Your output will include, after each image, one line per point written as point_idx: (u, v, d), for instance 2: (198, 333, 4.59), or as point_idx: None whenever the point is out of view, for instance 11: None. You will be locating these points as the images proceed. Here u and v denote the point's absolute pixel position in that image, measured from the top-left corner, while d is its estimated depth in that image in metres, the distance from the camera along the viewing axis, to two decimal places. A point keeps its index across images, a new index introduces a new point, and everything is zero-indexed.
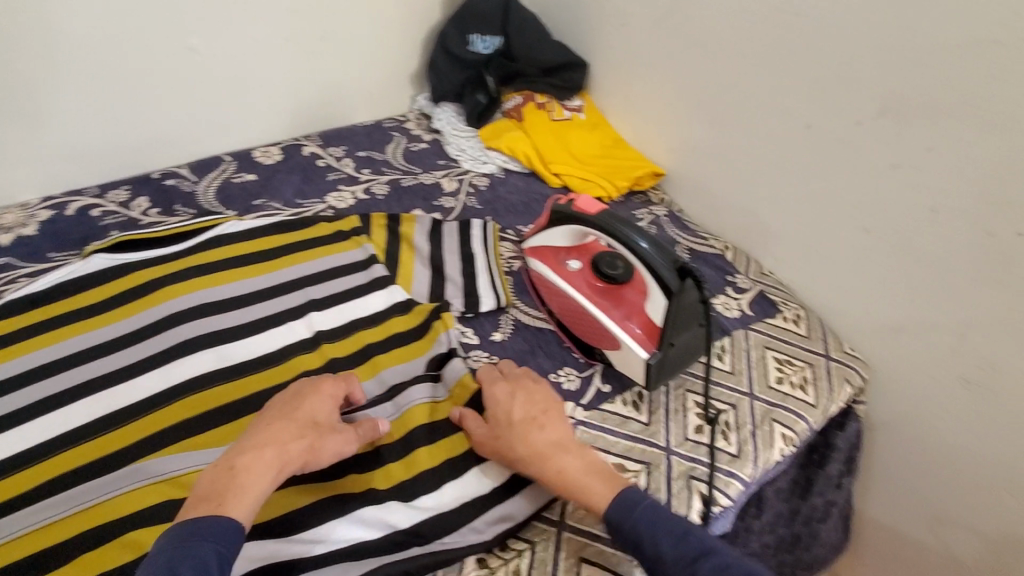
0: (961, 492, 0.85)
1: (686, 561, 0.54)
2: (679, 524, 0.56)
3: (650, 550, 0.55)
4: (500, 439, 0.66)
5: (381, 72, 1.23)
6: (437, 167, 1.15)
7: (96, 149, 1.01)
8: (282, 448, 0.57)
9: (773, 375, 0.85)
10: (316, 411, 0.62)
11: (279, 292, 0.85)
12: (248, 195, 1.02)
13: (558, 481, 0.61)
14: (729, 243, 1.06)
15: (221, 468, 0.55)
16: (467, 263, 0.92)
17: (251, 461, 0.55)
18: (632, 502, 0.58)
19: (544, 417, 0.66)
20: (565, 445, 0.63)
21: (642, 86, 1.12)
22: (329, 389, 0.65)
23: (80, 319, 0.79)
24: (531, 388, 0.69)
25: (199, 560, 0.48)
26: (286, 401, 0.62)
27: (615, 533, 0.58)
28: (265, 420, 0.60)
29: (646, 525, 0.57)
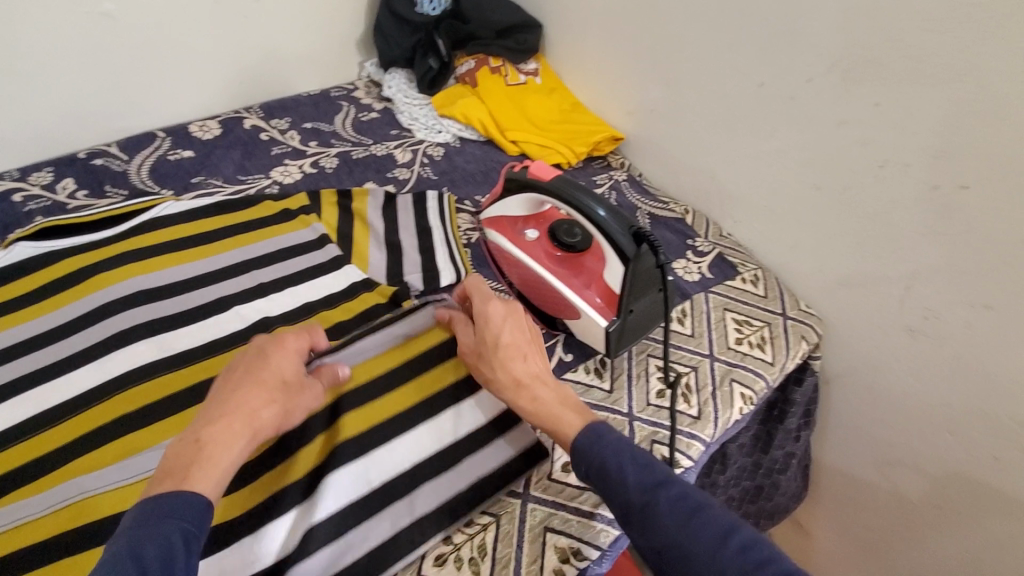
0: (908, 436, 0.88)
1: (648, 489, 0.51)
2: (642, 455, 0.54)
3: (614, 478, 0.53)
4: (481, 358, 0.64)
5: (325, 37, 1.16)
6: (389, 137, 1.10)
7: (10, 127, 0.92)
8: (251, 415, 0.52)
9: (732, 336, 0.86)
10: (286, 369, 0.57)
11: (224, 276, 0.80)
12: (185, 173, 0.96)
13: (528, 408, 0.60)
14: (689, 207, 1.06)
15: (187, 440, 0.50)
16: (423, 237, 0.89)
17: (219, 432, 0.50)
18: (602, 435, 0.56)
19: (529, 346, 0.63)
20: (544, 378, 0.62)
21: (597, 47, 1.09)
22: (295, 342, 0.59)
23: (7, 313, 0.73)
24: (522, 312, 0.65)
25: (166, 541, 0.43)
26: (249, 359, 0.56)
27: (578, 458, 0.56)
28: (229, 382, 0.54)
29: (614, 455, 0.54)
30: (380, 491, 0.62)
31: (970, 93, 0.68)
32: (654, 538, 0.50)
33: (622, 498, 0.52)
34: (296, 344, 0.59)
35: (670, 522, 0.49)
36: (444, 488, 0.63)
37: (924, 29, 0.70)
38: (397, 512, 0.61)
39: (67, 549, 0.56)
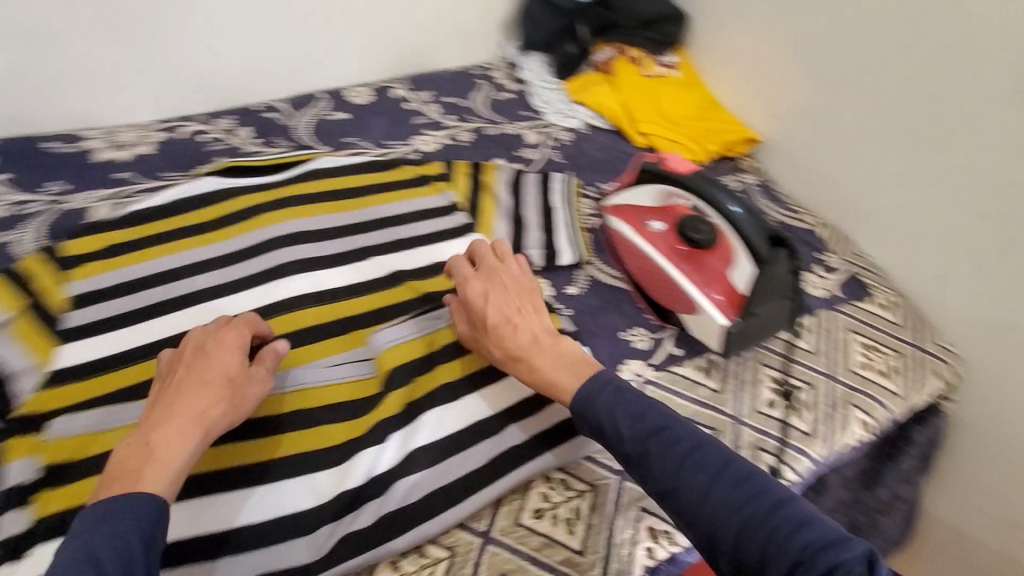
0: None
1: (642, 437, 0.54)
2: (638, 402, 0.56)
3: (608, 431, 0.55)
4: (480, 342, 0.67)
5: (475, 17, 1.22)
6: (520, 118, 1.14)
7: (206, 74, 1.05)
8: (199, 413, 0.54)
9: (856, 359, 0.82)
10: (228, 367, 0.58)
11: (367, 229, 0.87)
12: (340, 132, 1.06)
13: (531, 379, 0.62)
14: (823, 220, 1.01)
15: (135, 443, 0.51)
16: (547, 216, 0.93)
17: (168, 433, 0.52)
18: (591, 396, 0.57)
19: (515, 315, 0.64)
20: (536, 342, 0.62)
21: (747, 45, 1.08)
22: (235, 340, 0.60)
23: (184, 237, 0.82)
24: (501, 287, 0.67)
25: (121, 542, 0.45)
26: (190, 361, 0.58)
27: (577, 418, 0.58)
28: (173, 387, 0.56)
29: (607, 408, 0.56)
30: (493, 440, 0.66)
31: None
32: (653, 481, 0.52)
33: (619, 448, 0.55)
34: (235, 341, 0.60)
35: (665, 465, 0.52)
36: (550, 449, 0.67)
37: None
38: (506, 462, 0.65)
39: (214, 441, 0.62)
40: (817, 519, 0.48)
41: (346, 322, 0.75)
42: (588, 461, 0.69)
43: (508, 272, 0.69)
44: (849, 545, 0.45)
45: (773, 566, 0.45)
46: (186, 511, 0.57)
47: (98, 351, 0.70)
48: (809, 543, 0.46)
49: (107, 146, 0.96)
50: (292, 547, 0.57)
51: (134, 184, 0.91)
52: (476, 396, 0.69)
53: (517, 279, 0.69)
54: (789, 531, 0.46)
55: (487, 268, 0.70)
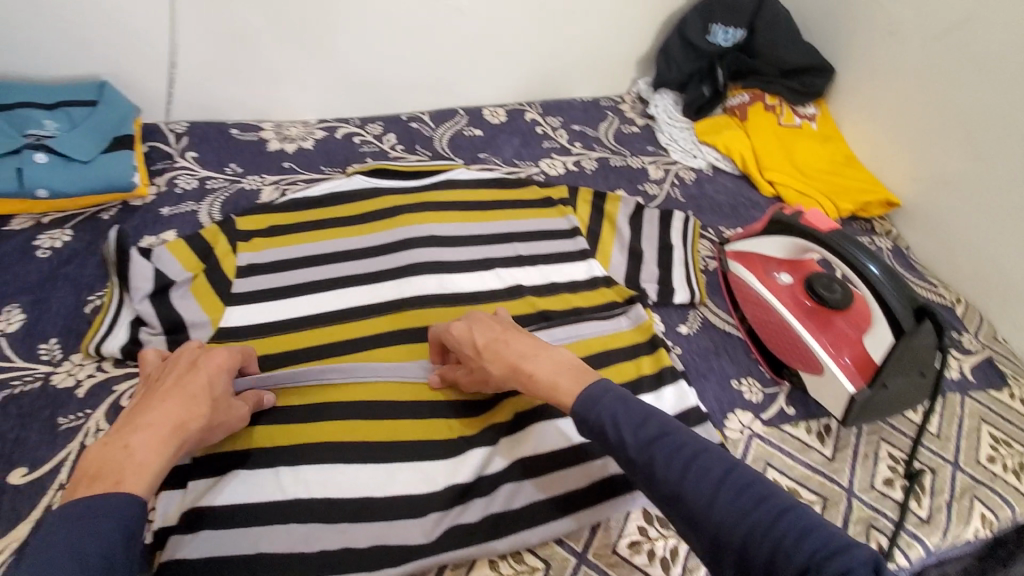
0: None
1: (645, 444, 0.53)
2: (641, 410, 0.55)
3: (612, 439, 0.54)
4: (475, 369, 0.66)
5: (613, 51, 1.26)
6: (645, 153, 1.16)
7: (366, 82, 1.16)
8: (182, 422, 0.56)
9: (984, 452, 0.75)
10: (214, 385, 0.61)
11: (493, 241, 0.93)
12: (475, 148, 1.14)
13: (534, 390, 0.61)
14: (961, 298, 0.96)
15: (112, 442, 0.52)
16: (664, 252, 0.94)
17: (147, 437, 0.53)
18: (593, 399, 0.56)
19: (503, 336, 0.65)
20: (532, 352, 0.63)
21: (900, 103, 1.03)
22: (222, 360, 0.63)
23: (334, 226, 0.92)
24: (482, 317, 0.68)
25: (105, 541, 0.46)
26: (178, 372, 0.60)
27: (579, 425, 0.57)
28: (157, 394, 0.57)
29: (609, 415, 0.55)
30: (593, 463, 0.69)
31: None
32: (657, 489, 0.52)
33: (623, 455, 0.54)
34: (224, 362, 0.63)
35: (669, 472, 0.51)
36: None
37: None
38: (606, 486, 0.68)
39: (353, 415, 0.70)
40: (823, 530, 0.46)
41: None
42: None
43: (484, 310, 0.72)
44: (856, 554, 0.44)
45: (782, 573, 0.44)
46: (324, 473, 0.65)
47: (257, 316, 0.80)
48: (816, 551, 0.45)
49: (276, 138, 1.09)
50: (409, 527, 0.63)
51: (297, 176, 1.03)
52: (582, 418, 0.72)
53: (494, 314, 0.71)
54: (795, 537, 0.45)
55: (465, 307, 0.71)
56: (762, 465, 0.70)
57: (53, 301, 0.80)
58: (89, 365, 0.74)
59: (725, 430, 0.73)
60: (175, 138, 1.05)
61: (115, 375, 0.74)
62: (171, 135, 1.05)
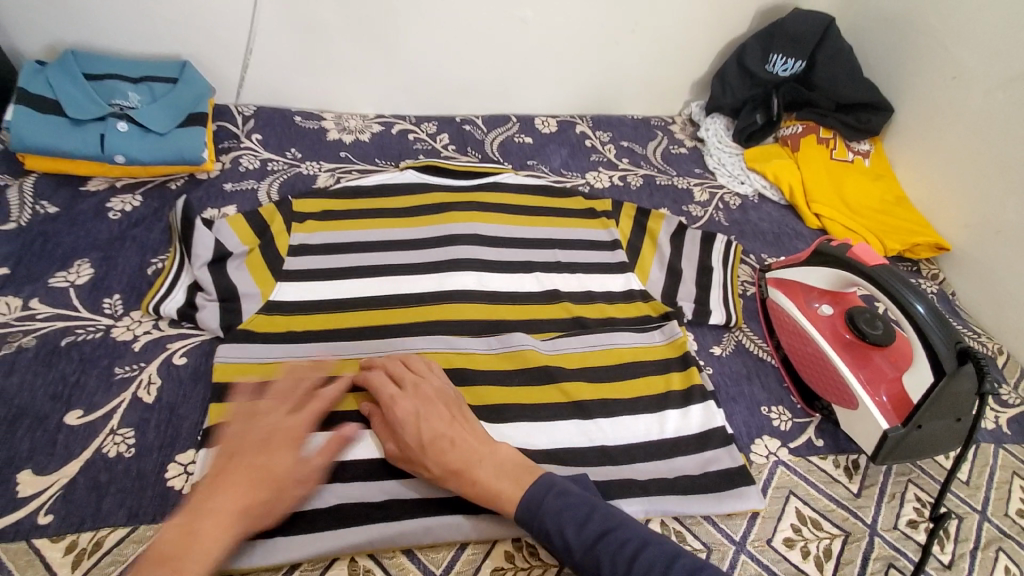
0: None
1: (588, 544, 0.55)
2: (581, 508, 0.57)
3: (559, 544, 0.56)
4: (413, 461, 0.63)
5: (669, 73, 1.28)
6: (692, 175, 1.17)
7: (426, 84, 1.20)
8: (245, 508, 0.55)
9: (1015, 505, 0.73)
10: (284, 459, 0.59)
11: (534, 245, 0.95)
12: (524, 155, 1.16)
13: (473, 494, 0.60)
14: (1004, 349, 0.94)
15: (178, 528, 0.52)
16: (703, 273, 0.94)
17: (212, 524, 0.53)
18: (539, 502, 0.58)
19: (448, 431, 0.63)
20: (476, 454, 0.61)
21: (962, 144, 1.01)
22: (297, 437, 0.62)
23: (384, 217, 0.96)
24: (431, 402, 0.65)
25: None
26: (249, 449, 0.59)
27: (526, 530, 0.58)
28: (225, 478, 0.56)
29: (552, 517, 0.57)
30: (611, 465, 0.69)
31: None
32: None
33: (569, 557, 0.56)
34: (293, 433, 0.62)
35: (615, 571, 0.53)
36: (679, 494, 0.67)
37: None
38: (625, 487, 0.67)
39: None
40: None
41: (507, 324, 0.83)
42: (708, 521, 0.66)
43: (431, 382, 0.68)
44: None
45: None
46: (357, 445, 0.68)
47: (305, 294, 0.83)
48: None
49: (336, 128, 1.14)
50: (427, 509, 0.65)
51: (352, 165, 1.08)
52: (607, 423, 0.73)
53: (441, 391, 0.68)
54: None
55: (410, 383, 0.68)
56: (785, 492, 0.70)
57: (120, 260, 0.85)
58: (146, 322, 0.79)
59: (750, 453, 0.73)
60: (243, 119, 1.11)
61: (168, 334, 0.78)
62: (239, 117, 1.11)
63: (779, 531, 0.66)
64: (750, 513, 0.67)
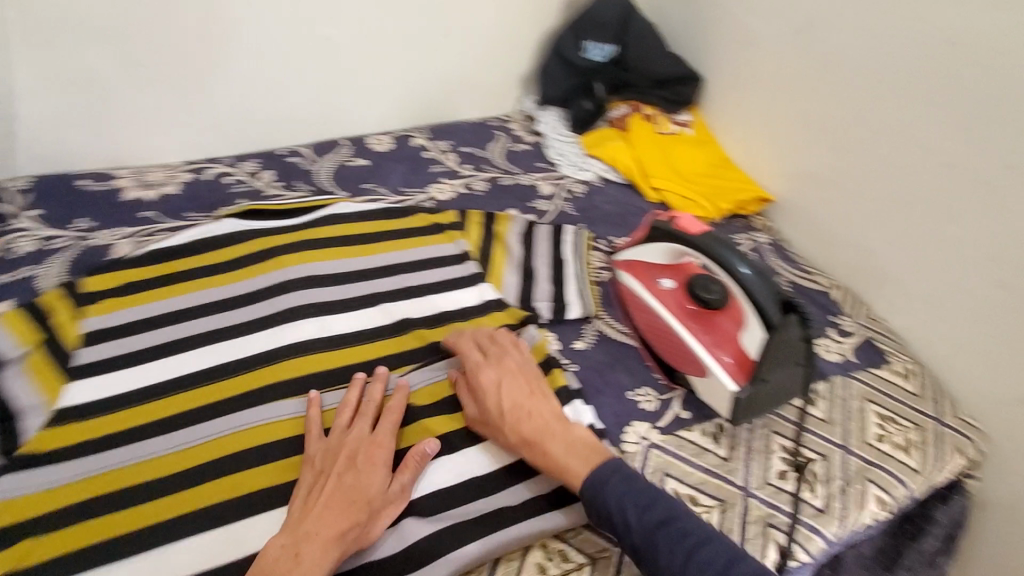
0: None
1: (649, 528, 0.58)
2: (648, 495, 0.60)
3: (619, 522, 0.59)
4: (490, 426, 0.68)
5: (497, 72, 1.27)
6: (535, 169, 1.16)
7: (237, 121, 1.10)
8: (347, 529, 0.58)
9: (873, 432, 0.77)
10: (372, 485, 0.61)
11: (376, 275, 0.88)
12: (358, 179, 1.09)
13: (543, 463, 0.64)
14: (839, 283, 0.99)
15: (285, 547, 0.56)
16: (556, 267, 0.93)
17: (317, 549, 0.56)
18: (603, 481, 0.60)
19: (528, 402, 0.67)
20: (550, 427, 0.65)
21: (762, 102, 1.08)
22: (385, 454, 0.64)
23: (202, 277, 0.85)
24: (515, 374, 0.69)
25: None
26: (345, 467, 0.62)
27: (586, 507, 0.61)
28: (324, 499, 0.59)
29: (617, 499, 0.60)
30: (488, 497, 0.66)
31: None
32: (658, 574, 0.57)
33: (626, 538, 0.59)
34: (380, 456, 0.63)
35: (671, 558, 0.56)
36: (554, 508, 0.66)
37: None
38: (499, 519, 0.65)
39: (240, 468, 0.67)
40: None
41: (358, 368, 0.76)
42: (587, 531, 0.66)
43: (515, 355, 0.72)
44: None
45: None
46: (190, 555, 0.60)
47: (107, 388, 0.71)
48: None
49: (135, 185, 1.00)
50: None
51: (158, 224, 0.94)
52: (477, 451, 0.69)
53: (525, 365, 0.71)
54: None
55: (496, 355, 0.72)
56: (660, 476, 0.69)
57: None
58: None
59: (621, 444, 0.72)
60: (15, 194, 0.93)
61: None
62: (10, 192, 0.94)
63: None
64: None
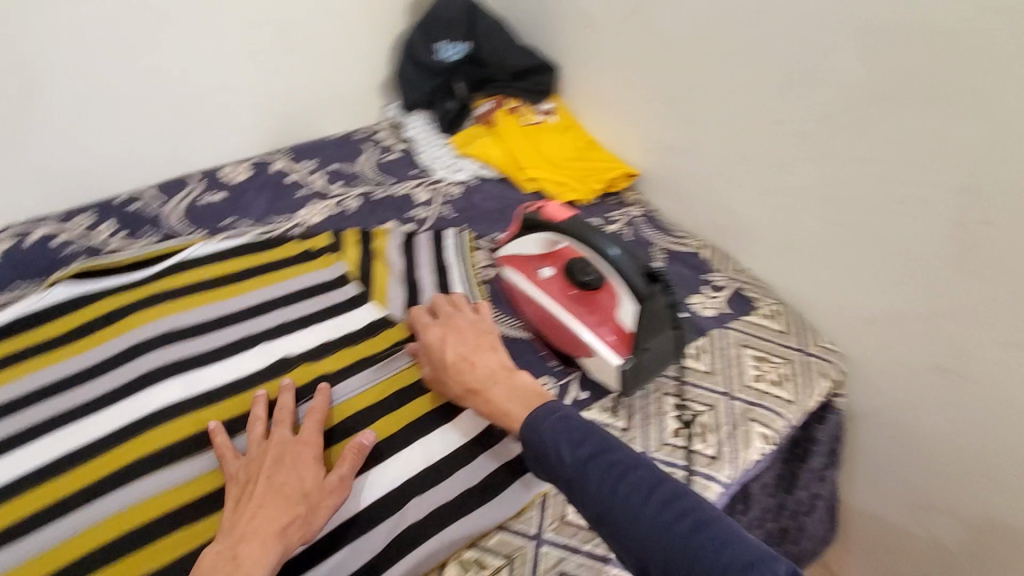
0: (930, 470, 0.88)
1: (582, 462, 0.56)
2: (583, 430, 0.58)
3: (553, 458, 0.57)
4: (440, 380, 0.70)
5: (352, 83, 1.23)
6: (409, 178, 1.14)
7: (60, 174, 0.98)
8: (286, 524, 0.57)
9: (750, 373, 0.84)
10: (304, 478, 0.60)
11: (248, 316, 0.83)
12: (217, 216, 1.01)
13: (488, 412, 0.64)
14: (706, 242, 1.07)
15: (222, 552, 0.55)
16: (442, 275, 0.92)
17: (257, 547, 0.55)
18: (538, 422, 0.59)
19: (472, 354, 0.68)
20: (493, 375, 0.65)
21: (611, 81, 1.12)
22: (313, 452, 0.63)
23: (43, 353, 0.76)
24: (461, 331, 0.71)
25: None
26: (272, 469, 0.61)
27: (526, 449, 0.60)
28: (257, 500, 0.58)
29: (551, 436, 0.58)
30: (393, 520, 0.64)
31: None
32: (590, 505, 0.55)
33: (561, 474, 0.57)
34: (307, 452, 0.63)
35: (600, 488, 0.54)
36: (464, 515, 0.65)
37: (958, 56, 0.70)
38: (406, 539, 0.63)
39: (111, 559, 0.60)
40: (735, 534, 0.51)
41: (241, 419, 0.71)
42: (501, 531, 0.65)
43: (467, 316, 0.74)
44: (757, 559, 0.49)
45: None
46: None
47: None
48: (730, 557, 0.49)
49: None
50: None
51: None
52: (375, 476, 0.67)
53: (475, 324, 0.73)
54: (710, 547, 0.49)
55: (447, 315, 0.74)
56: None
57: None
58: None
59: None
60: None
61: None
62: None
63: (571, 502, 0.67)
64: (538, 499, 0.67)
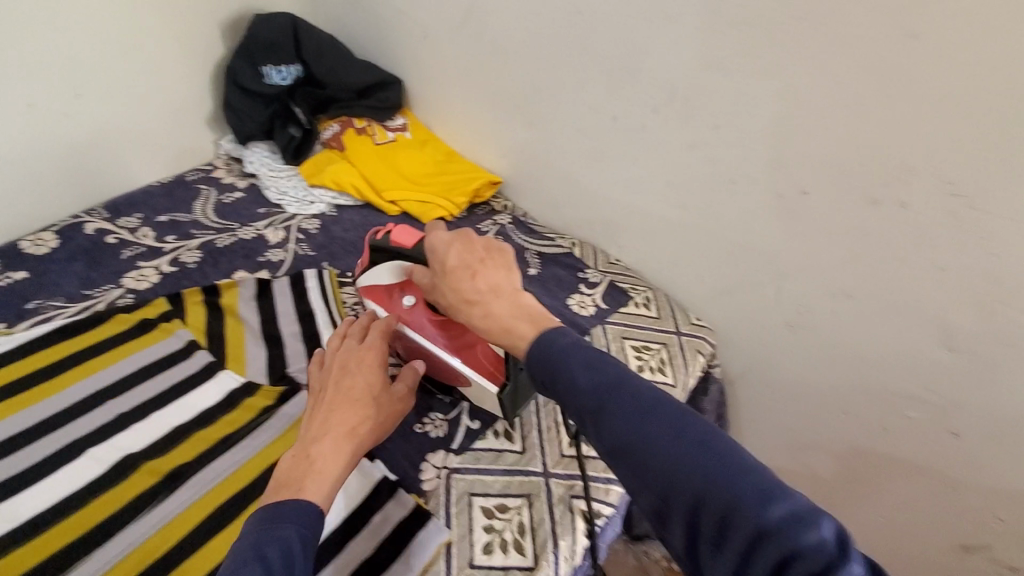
0: (801, 416, 0.96)
1: (598, 390, 0.45)
2: (599, 356, 0.47)
3: (563, 382, 0.47)
4: (437, 288, 0.59)
5: (170, 122, 1.10)
6: (257, 217, 1.04)
7: None
8: (354, 425, 0.60)
9: (634, 364, 0.90)
10: (371, 385, 0.64)
11: (74, 416, 0.71)
12: (19, 299, 0.85)
13: (485, 329, 0.54)
14: (576, 239, 1.08)
15: (296, 455, 0.57)
16: (306, 323, 0.84)
17: (333, 441, 0.58)
18: (552, 344, 0.49)
19: (478, 263, 0.56)
20: (498, 290, 0.55)
21: (456, 91, 1.09)
22: (376, 360, 0.67)
23: None
24: (468, 235, 0.59)
25: (283, 539, 0.48)
26: (339, 377, 0.65)
27: (536, 377, 0.50)
28: (328, 403, 0.62)
29: (567, 363, 0.47)
30: None
31: (843, 82, 0.70)
32: (605, 438, 0.44)
33: (574, 405, 0.46)
34: (375, 360, 0.67)
35: (619, 419, 0.44)
36: None
37: (752, 44, 0.75)
38: None
39: None
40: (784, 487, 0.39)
41: (74, 548, 0.61)
42: None
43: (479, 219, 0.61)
44: (815, 519, 0.37)
45: (731, 530, 0.38)
46: None
47: None
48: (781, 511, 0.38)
49: None
50: None
51: None
52: None
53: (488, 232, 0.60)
54: (754, 495, 0.38)
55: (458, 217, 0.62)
56: (467, 500, 0.68)
57: None
58: None
59: (422, 487, 0.69)
60: None
61: None
62: None
63: (476, 544, 0.64)
64: (442, 549, 0.63)
